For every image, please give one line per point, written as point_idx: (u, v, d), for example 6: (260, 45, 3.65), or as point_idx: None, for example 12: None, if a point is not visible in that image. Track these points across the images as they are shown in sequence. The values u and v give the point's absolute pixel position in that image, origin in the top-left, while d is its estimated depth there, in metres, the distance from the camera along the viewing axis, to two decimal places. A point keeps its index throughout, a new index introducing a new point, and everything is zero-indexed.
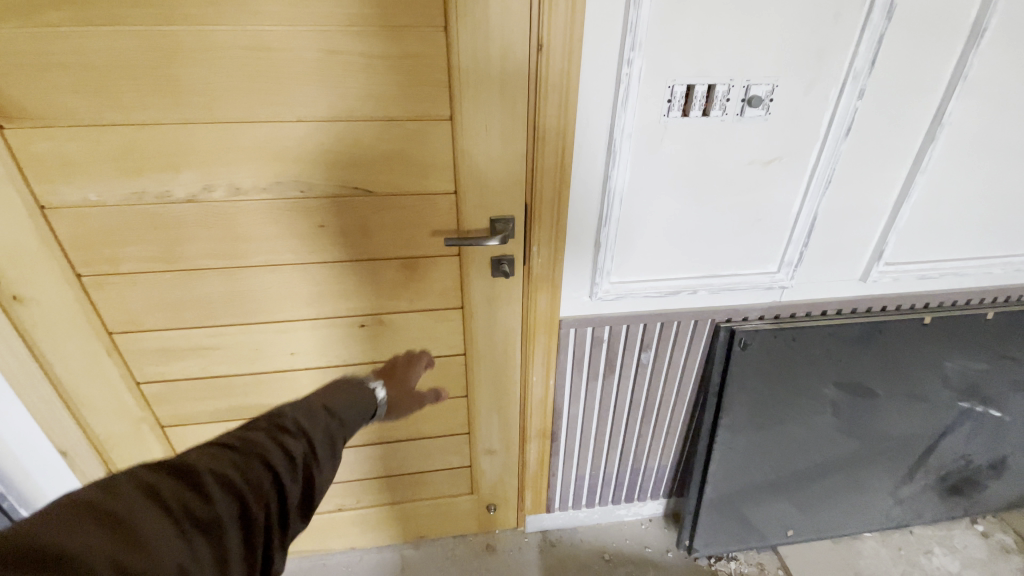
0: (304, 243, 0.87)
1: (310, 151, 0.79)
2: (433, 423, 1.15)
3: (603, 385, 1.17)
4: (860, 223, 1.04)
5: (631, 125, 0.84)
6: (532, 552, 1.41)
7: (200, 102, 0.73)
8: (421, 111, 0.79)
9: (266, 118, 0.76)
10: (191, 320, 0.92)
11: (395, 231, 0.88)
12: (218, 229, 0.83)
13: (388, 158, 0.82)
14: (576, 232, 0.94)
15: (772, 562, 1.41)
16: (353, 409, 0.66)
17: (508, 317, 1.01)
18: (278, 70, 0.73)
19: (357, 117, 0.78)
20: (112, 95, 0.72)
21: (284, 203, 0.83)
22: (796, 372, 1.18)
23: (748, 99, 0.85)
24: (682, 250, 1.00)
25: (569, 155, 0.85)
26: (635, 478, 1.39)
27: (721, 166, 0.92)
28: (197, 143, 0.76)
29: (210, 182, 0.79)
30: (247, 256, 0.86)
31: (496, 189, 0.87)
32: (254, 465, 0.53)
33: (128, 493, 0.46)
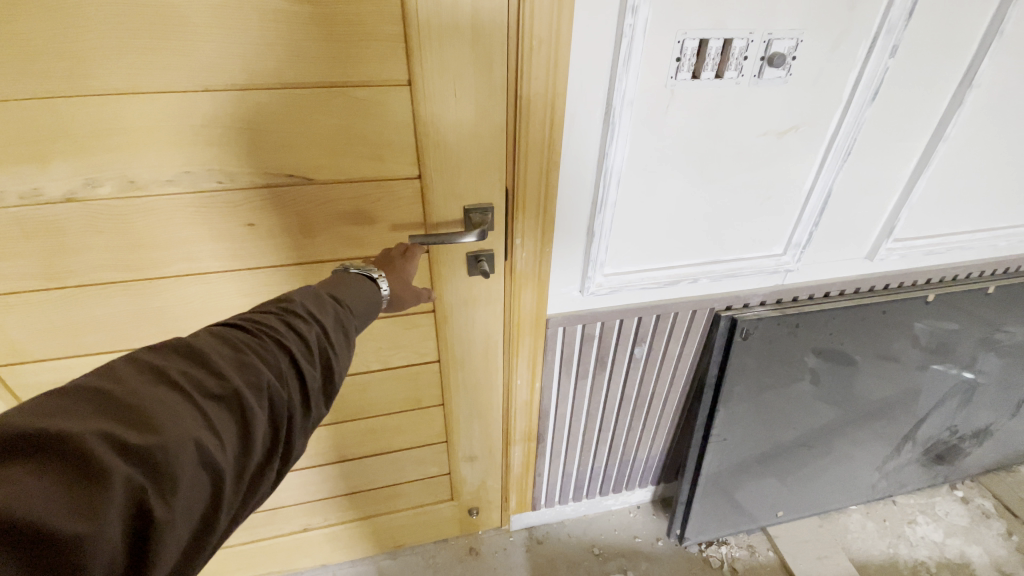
0: (231, 247, 0.71)
1: (225, 131, 0.61)
2: (405, 436, 1.03)
3: (593, 383, 1.06)
4: (873, 198, 0.94)
5: (632, 91, 0.69)
6: (518, 552, 1.33)
7: (61, 68, 0.54)
8: (370, 77, 0.62)
9: (159, 88, 0.57)
10: (97, 345, 0.76)
11: (346, 226, 0.73)
12: (114, 236, 0.66)
13: (330, 138, 0.65)
14: (566, 220, 0.81)
15: (761, 543, 1.39)
16: (363, 304, 0.58)
17: (488, 319, 0.88)
18: (169, 21, 0.54)
19: (284, 86, 0.60)
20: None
21: (198, 199, 0.66)
22: (796, 358, 1.10)
23: (768, 56, 0.71)
24: (684, 236, 0.88)
25: (558, 129, 0.70)
26: (624, 471, 1.32)
27: (733, 137, 0.78)
28: (66, 125, 0.57)
29: (94, 175, 0.61)
30: (160, 264, 0.70)
31: (470, 172, 0.71)
32: (266, 344, 0.47)
33: (129, 374, 0.40)
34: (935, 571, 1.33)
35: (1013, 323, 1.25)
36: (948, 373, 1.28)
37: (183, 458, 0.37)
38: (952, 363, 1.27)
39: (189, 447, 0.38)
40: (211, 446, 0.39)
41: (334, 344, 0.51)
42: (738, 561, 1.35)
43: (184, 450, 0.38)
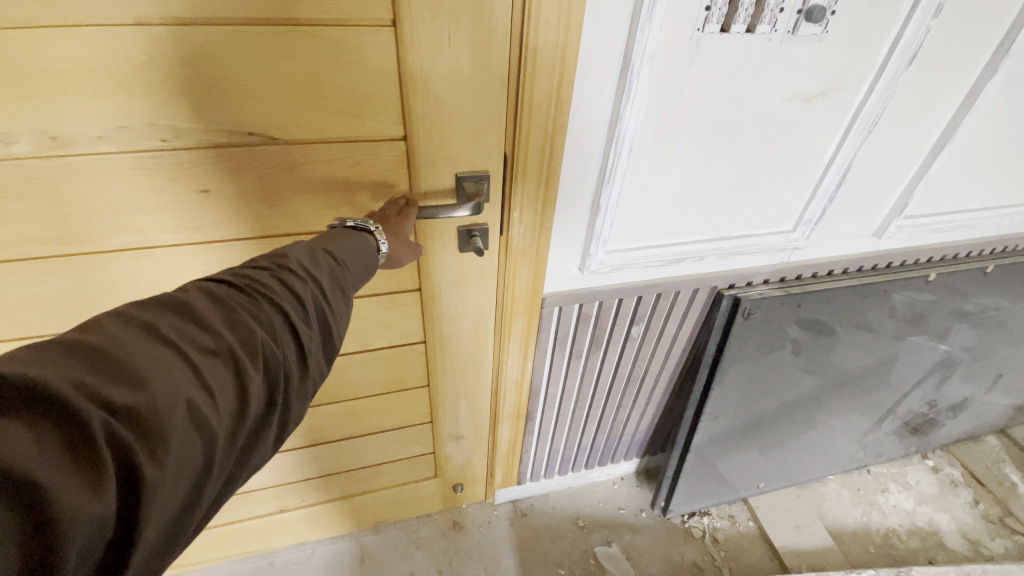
0: (183, 217, 0.61)
1: (168, 77, 0.50)
2: (387, 417, 0.97)
3: (586, 362, 1.01)
4: (891, 172, 0.88)
5: (654, 45, 0.60)
6: (502, 526, 1.32)
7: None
8: (347, 14, 0.51)
9: (78, 20, 0.46)
10: (31, 327, 0.67)
11: (319, 195, 0.63)
12: (38, 203, 0.55)
13: (299, 88, 0.54)
14: (569, 191, 0.73)
15: (742, 512, 1.41)
16: (358, 263, 0.51)
17: (480, 297, 0.80)
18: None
19: (240, 21, 0.49)
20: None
21: (140, 159, 0.55)
22: (793, 336, 1.07)
23: (807, 9, 0.63)
24: (693, 210, 0.81)
25: (568, 84, 0.60)
26: (611, 445, 1.29)
27: (758, 102, 0.70)
28: None
29: (3, 129, 0.49)
30: (100, 237, 0.60)
31: (465, 134, 0.62)
32: (259, 303, 0.40)
33: (112, 325, 0.34)
34: (905, 537, 1.38)
35: (1001, 301, 1.25)
36: (933, 349, 1.29)
37: (174, 418, 0.32)
38: (939, 340, 1.27)
39: (180, 406, 0.33)
40: (204, 407, 0.34)
41: (331, 307, 0.45)
42: (719, 531, 1.37)
43: (176, 410, 0.32)
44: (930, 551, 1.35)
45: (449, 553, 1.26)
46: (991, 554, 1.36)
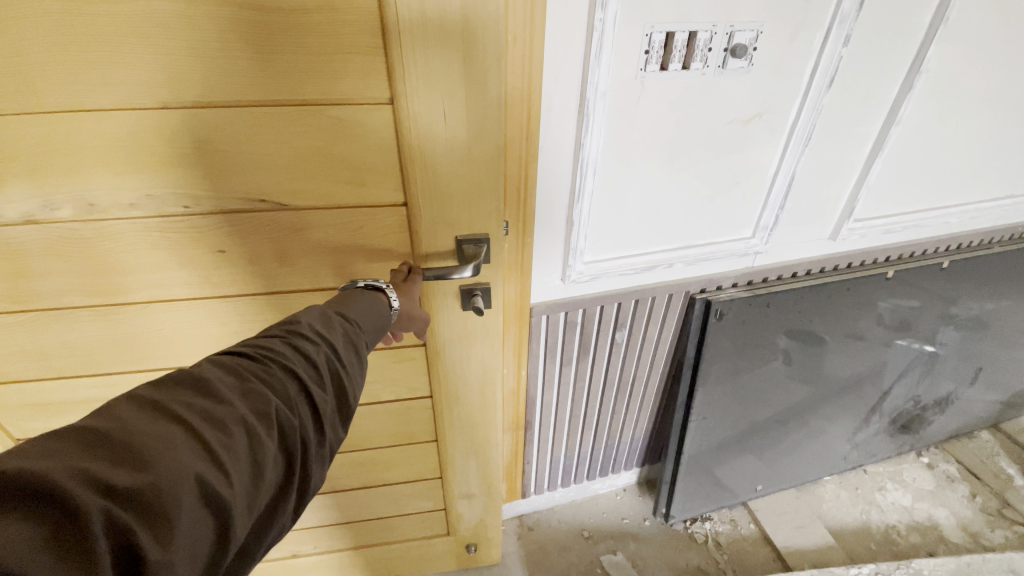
0: (202, 273, 0.71)
1: (185, 152, 0.61)
2: (397, 469, 1.05)
3: (576, 369, 1.10)
4: (834, 180, 0.99)
5: (605, 83, 0.71)
6: (510, 540, 1.36)
7: (9, 84, 0.53)
8: (342, 94, 0.61)
9: (110, 108, 0.57)
10: (71, 365, 0.77)
11: (326, 252, 0.73)
12: (78, 259, 0.66)
13: (303, 158, 0.64)
14: (544, 214, 0.84)
15: (743, 516, 1.44)
16: (366, 323, 0.55)
17: (484, 356, 0.89)
18: (115, 32, 0.52)
19: (250, 103, 0.59)
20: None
21: (163, 221, 0.66)
22: (786, 348, 1.19)
23: (731, 47, 0.75)
24: (658, 223, 0.92)
25: (536, 122, 0.72)
26: (609, 455, 1.36)
27: (703, 123, 0.82)
28: (20, 145, 0.57)
29: (50, 198, 0.61)
30: (127, 290, 0.71)
31: (466, 207, 0.73)
32: (271, 370, 0.42)
33: (123, 410, 0.35)
34: (905, 533, 1.42)
35: (969, 300, 1.33)
36: (918, 349, 1.36)
37: (185, 494, 0.33)
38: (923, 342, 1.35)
39: (191, 482, 0.33)
40: (215, 479, 0.35)
41: (343, 365, 0.48)
42: (721, 535, 1.40)
43: (185, 485, 0.33)
44: (930, 545, 1.39)
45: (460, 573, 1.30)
46: (992, 544, 1.39)
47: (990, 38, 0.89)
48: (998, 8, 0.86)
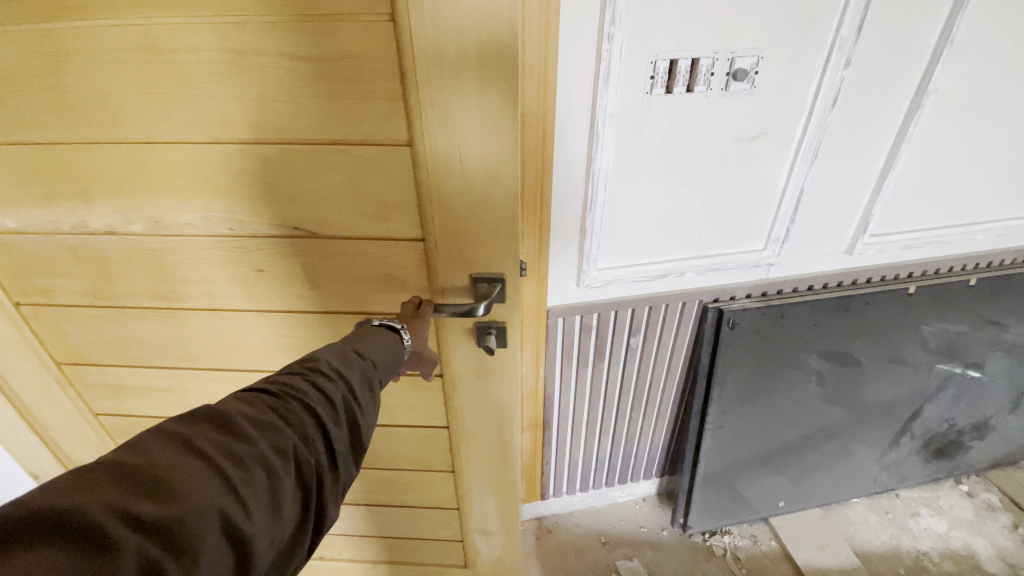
0: (244, 288, 0.79)
1: (233, 181, 0.69)
2: (417, 493, 1.11)
3: (593, 371, 1.16)
4: (848, 195, 1.02)
5: (613, 105, 0.80)
6: (529, 540, 1.41)
7: (98, 119, 0.64)
8: (369, 136, 0.65)
9: (173, 141, 0.66)
10: (139, 355, 0.88)
11: (352, 278, 0.78)
12: (146, 266, 0.77)
13: (331, 191, 0.69)
14: (560, 222, 0.92)
15: (764, 533, 1.43)
16: (383, 358, 0.57)
17: (498, 397, 0.91)
18: (180, 76, 0.61)
19: (288, 142, 0.66)
20: (6, 110, 0.64)
21: (211, 241, 0.74)
22: (820, 370, 1.24)
23: (733, 71, 0.82)
24: (669, 233, 0.98)
25: (550, 138, 0.81)
26: (628, 460, 1.39)
27: (710, 141, 0.89)
28: (105, 169, 0.68)
29: (126, 214, 0.72)
30: (183, 297, 0.80)
31: (480, 246, 0.74)
32: (290, 407, 0.45)
33: (151, 444, 0.37)
34: (938, 561, 1.37)
35: (1006, 321, 1.29)
36: (950, 373, 1.34)
37: (205, 530, 0.35)
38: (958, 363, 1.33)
39: (212, 519, 0.35)
40: (235, 514, 0.37)
41: (358, 401, 0.50)
42: (741, 549, 1.40)
43: (207, 522, 0.35)
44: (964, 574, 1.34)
45: None
46: None
47: (1009, 59, 0.90)
48: (1015, 30, 0.87)
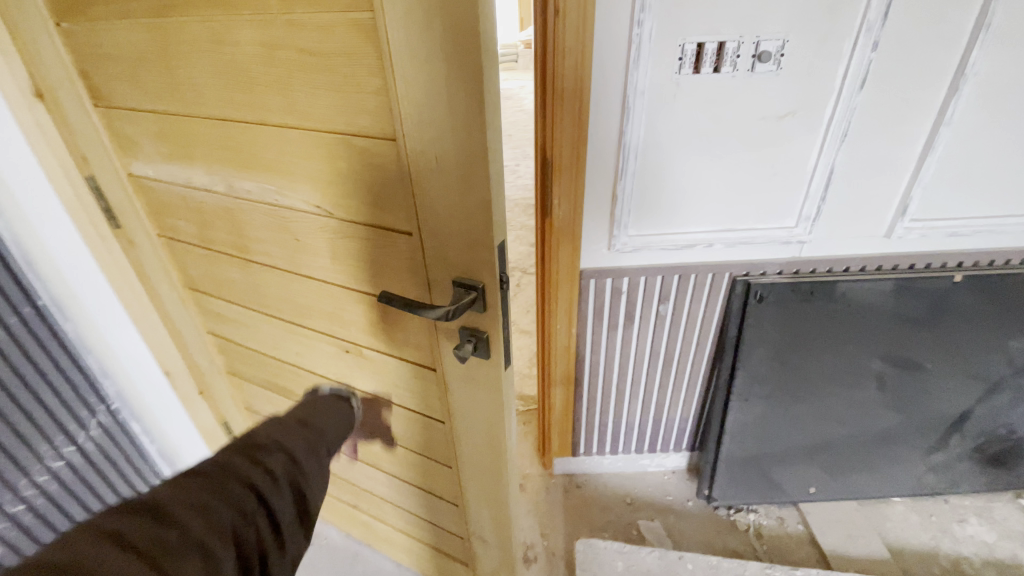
0: (290, 255, 0.85)
1: (275, 159, 0.74)
2: (423, 477, 1.07)
3: (624, 334, 1.26)
4: (884, 177, 1.05)
5: (643, 83, 0.92)
6: (558, 492, 1.54)
7: (189, 96, 0.76)
8: (363, 126, 0.64)
9: (235, 118, 0.73)
10: (228, 295, 1.05)
11: (361, 261, 0.78)
12: (226, 221, 0.89)
13: (341, 175, 0.70)
14: (596, 188, 1.04)
15: (792, 516, 1.45)
16: (326, 433, 0.73)
17: (489, 406, 0.82)
18: (236, 61, 0.67)
19: (304, 125, 0.67)
20: (141, 84, 0.81)
21: (262, 207, 0.81)
22: (881, 371, 1.27)
23: (758, 53, 0.90)
24: (699, 204, 1.07)
25: (586, 108, 0.93)
26: (658, 429, 1.47)
27: (738, 118, 0.97)
28: (196, 136, 0.80)
29: (212, 176, 0.83)
30: (251, 253, 0.91)
31: (460, 253, 0.67)
32: (221, 490, 0.54)
33: (83, 541, 0.43)
34: (979, 567, 1.33)
35: None
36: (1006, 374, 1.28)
37: None
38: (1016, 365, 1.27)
39: None
40: None
41: (292, 475, 0.61)
42: (764, 527, 1.43)
43: None
44: None
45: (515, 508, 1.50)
46: None
47: None
48: None
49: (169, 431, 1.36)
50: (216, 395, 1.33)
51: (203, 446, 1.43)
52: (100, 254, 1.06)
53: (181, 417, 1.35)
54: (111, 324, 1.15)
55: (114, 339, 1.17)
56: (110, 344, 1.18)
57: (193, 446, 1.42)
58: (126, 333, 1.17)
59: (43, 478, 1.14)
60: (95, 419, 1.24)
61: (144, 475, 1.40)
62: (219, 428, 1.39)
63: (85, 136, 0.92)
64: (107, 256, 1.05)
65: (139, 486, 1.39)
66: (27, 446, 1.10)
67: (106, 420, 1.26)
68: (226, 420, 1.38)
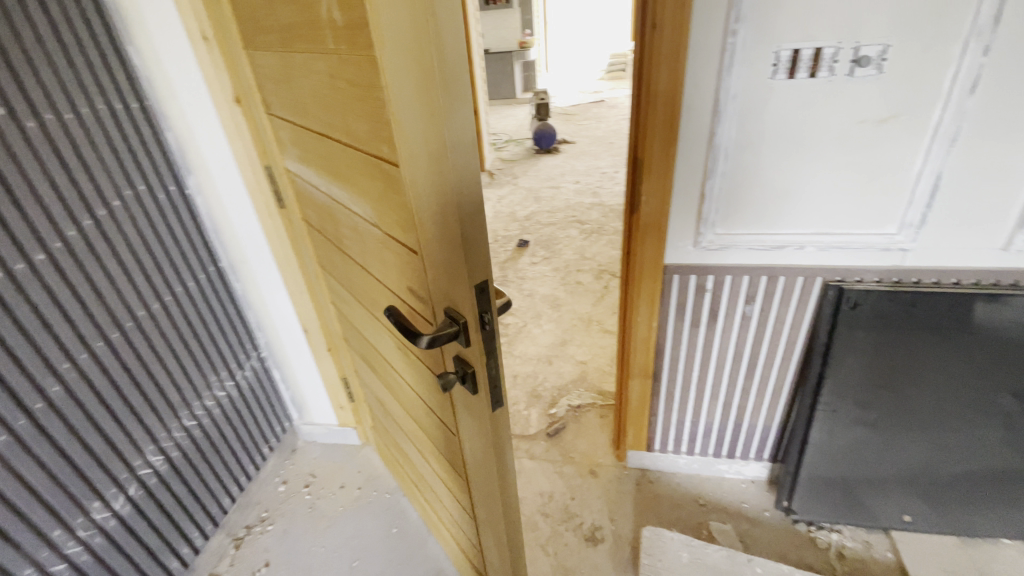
0: (358, 251, 0.93)
1: (339, 166, 0.82)
2: (448, 482, 1.09)
3: (705, 332, 1.29)
4: (1002, 185, 1.00)
5: (736, 88, 0.97)
6: (630, 483, 1.59)
7: (298, 108, 0.88)
8: (372, 149, 0.66)
9: (318, 128, 0.83)
10: (338, 278, 1.20)
11: (391, 269, 0.81)
12: (327, 215, 1.02)
13: (370, 190, 0.73)
14: (684, 187, 1.10)
15: (880, 542, 1.38)
16: None
17: (484, 441, 0.80)
18: (313, 81, 0.76)
19: (347, 141, 0.73)
20: (276, 94, 0.97)
21: (341, 205, 0.90)
22: (1009, 412, 1.17)
23: (857, 58, 0.92)
24: (791, 207, 1.09)
25: (677, 114, 1.01)
26: (738, 434, 1.46)
27: (835, 122, 0.98)
28: (306, 142, 0.93)
29: (318, 175, 0.96)
30: (346, 243, 1.01)
31: (443, 283, 0.66)
32: None
33: None
34: None
35: None
36: None
37: None
38: None
39: None
40: None
41: None
42: (847, 549, 1.37)
43: None
44: None
45: (586, 492, 1.58)
46: None
47: None
48: None
49: (302, 378, 1.67)
50: (340, 355, 1.55)
51: (324, 396, 1.70)
52: (269, 227, 1.35)
53: (313, 367, 1.63)
54: (269, 284, 1.47)
55: (271, 297, 1.50)
56: (266, 302, 1.51)
57: (317, 395, 1.70)
58: (278, 293, 1.49)
59: (209, 402, 1.41)
60: (251, 361, 1.57)
61: (279, 412, 1.73)
62: (339, 383, 1.63)
63: (262, 134, 1.16)
64: (272, 231, 1.35)
65: (276, 421, 1.71)
66: (201, 374, 1.38)
67: (258, 363, 1.59)
68: (345, 377, 1.60)
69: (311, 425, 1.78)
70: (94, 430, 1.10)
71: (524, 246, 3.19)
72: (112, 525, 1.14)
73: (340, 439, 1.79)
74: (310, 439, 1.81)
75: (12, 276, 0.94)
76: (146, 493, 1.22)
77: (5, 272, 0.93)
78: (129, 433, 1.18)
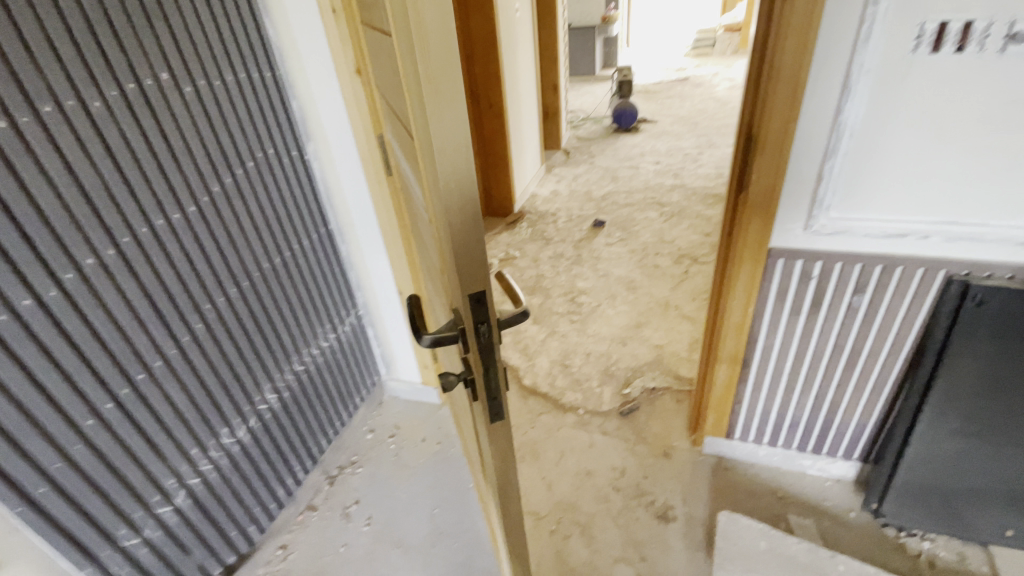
0: (421, 229, 0.97)
1: (405, 149, 0.85)
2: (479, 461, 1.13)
3: (805, 322, 1.24)
4: None
5: (870, 62, 0.91)
6: (705, 468, 1.58)
7: (387, 87, 0.92)
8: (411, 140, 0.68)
9: (396, 110, 0.87)
10: (422, 250, 1.25)
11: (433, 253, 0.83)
12: (409, 190, 1.06)
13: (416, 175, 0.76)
14: (800, 166, 1.05)
15: (976, 555, 1.29)
16: None
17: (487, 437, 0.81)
18: (386, 69, 0.80)
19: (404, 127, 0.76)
20: (379, 69, 1.01)
21: (412, 184, 0.94)
22: None
23: (1014, 33, 0.84)
24: (916, 192, 1.02)
25: (801, 88, 0.97)
26: (828, 430, 1.41)
27: (979, 103, 0.91)
28: (394, 119, 0.97)
29: (402, 151, 1.00)
30: (418, 218, 1.06)
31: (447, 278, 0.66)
32: None
33: None
34: None
35: None
36: None
37: None
38: None
39: None
40: None
41: None
42: (939, 559, 1.30)
43: None
44: None
45: (658, 471, 1.59)
46: None
47: None
48: None
49: (394, 337, 1.79)
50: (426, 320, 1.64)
51: (410, 355, 1.81)
52: (378, 194, 1.45)
53: (403, 328, 1.74)
54: (372, 247, 1.59)
55: (373, 259, 1.62)
56: (368, 263, 1.64)
57: (404, 354, 1.82)
58: (378, 255, 1.60)
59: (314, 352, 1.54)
60: (352, 316, 1.70)
61: (372, 366, 1.86)
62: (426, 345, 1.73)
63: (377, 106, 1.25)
64: (379, 197, 1.44)
65: (370, 373, 1.86)
66: (309, 326, 1.51)
67: (357, 320, 1.73)
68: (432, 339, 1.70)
69: (396, 380, 1.91)
70: (227, 366, 1.24)
71: (599, 226, 3.16)
72: (235, 451, 1.28)
73: (422, 396, 1.91)
74: (395, 393, 1.95)
75: (171, 223, 1.07)
76: (262, 426, 1.37)
77: (167, 219, 1.06)
78: (252, 372, 1.32)
